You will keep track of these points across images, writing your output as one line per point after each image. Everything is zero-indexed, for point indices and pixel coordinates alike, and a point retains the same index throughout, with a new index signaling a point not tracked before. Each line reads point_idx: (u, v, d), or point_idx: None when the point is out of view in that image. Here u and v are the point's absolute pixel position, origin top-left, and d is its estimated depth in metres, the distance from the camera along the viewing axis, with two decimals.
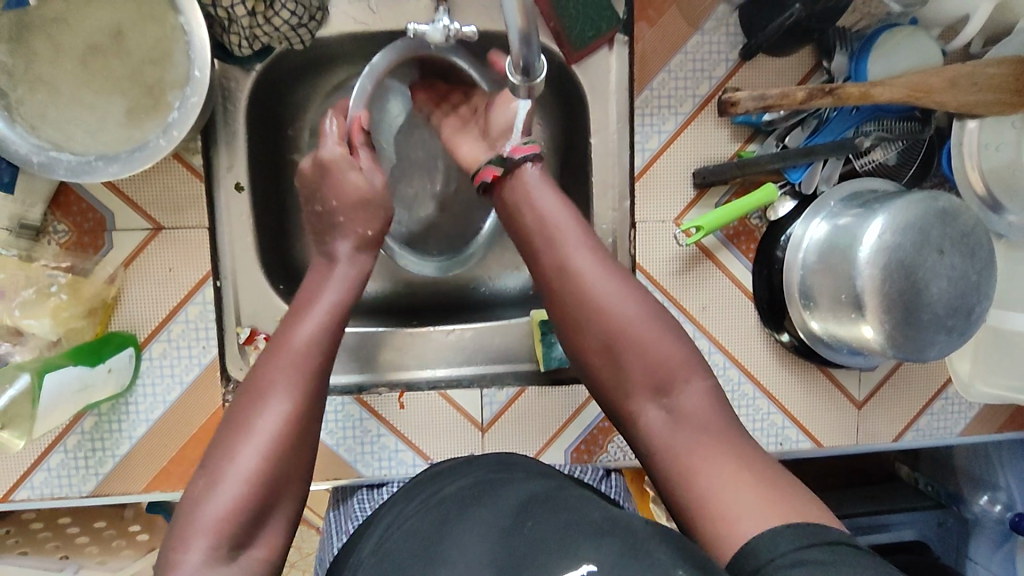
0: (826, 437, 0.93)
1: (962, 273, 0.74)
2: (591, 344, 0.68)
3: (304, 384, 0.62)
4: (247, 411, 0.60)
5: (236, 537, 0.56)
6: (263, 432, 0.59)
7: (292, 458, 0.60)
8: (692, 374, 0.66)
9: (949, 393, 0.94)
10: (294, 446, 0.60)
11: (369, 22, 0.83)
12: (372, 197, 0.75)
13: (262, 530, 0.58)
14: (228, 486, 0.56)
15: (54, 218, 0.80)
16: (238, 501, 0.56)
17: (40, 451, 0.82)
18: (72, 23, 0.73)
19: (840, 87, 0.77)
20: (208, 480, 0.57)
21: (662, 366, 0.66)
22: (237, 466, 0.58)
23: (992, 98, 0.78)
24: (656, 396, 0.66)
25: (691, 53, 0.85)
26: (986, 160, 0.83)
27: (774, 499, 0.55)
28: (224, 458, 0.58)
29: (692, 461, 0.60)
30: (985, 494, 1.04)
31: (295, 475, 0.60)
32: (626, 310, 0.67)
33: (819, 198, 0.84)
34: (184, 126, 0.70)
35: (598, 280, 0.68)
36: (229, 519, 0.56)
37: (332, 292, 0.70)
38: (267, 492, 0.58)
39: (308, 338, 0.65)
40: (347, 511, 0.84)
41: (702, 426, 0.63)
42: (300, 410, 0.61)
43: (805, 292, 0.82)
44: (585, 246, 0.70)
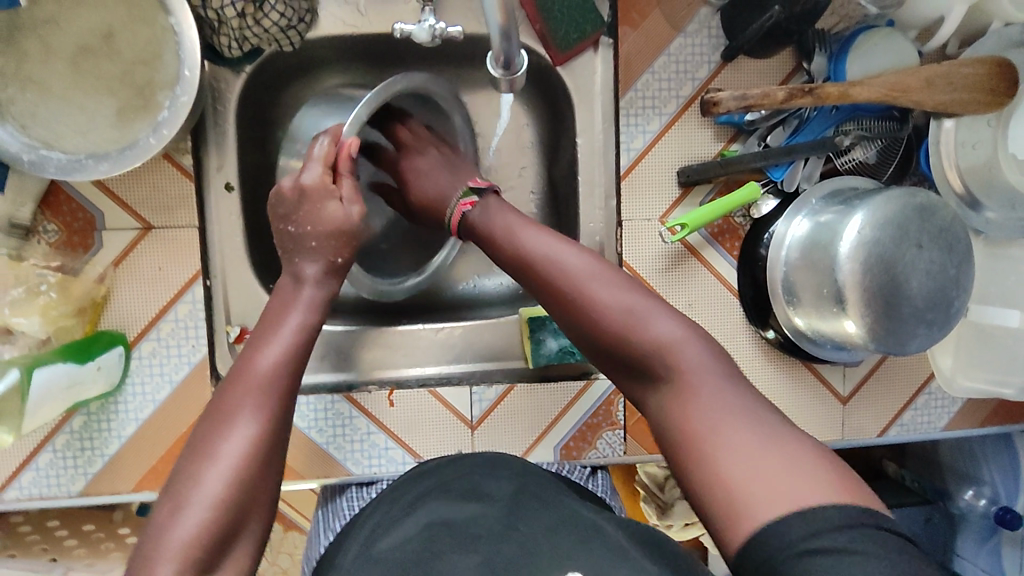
0: (812, 432, 0.94)
1: (942, 266, 0.75)
2: (584, 344, 0.65)
3: (274, 405, 0.61)
4: (215, 431, 0.58)
5: (201, 562, 0.53)
6: (231, 455, 0.57)
7: (259, 479, 0.58)
8: (694, 346, 0.59)
9: (932, 389, 0.95)
10: (262, 467, 0.58)
11: (358, 24, 0.84)
12: (349, 230, 0.74)
13: (227, 554, 0.55)
14: (195, 510, 0.54)
15: (43, 217, 0.80)
16: (207, 525, 0.54)
17: (29, 450, 0.83)
18: (62, 24, 0.73)
19: (820, 86, 0.79)
20: (174, 503, 0.55)
21: (655, 343, 0.59)
22: (204, 489, 0.55)
23: (969, 97, 0.80)
24: (656, 384, 0.59)
25: (675, 55, 0.86)
26: (963, 158, 0.85)
27: (802, 480, 0.48)
28: (190, 480, 0.56)
29: (697, 436, 0.54)
30: (970, 488, 1.06)
31: (264, 493, 0.59)
32: (605, 297, 0.63)
33: (801, 195, 0.86)
34: (173, 125, 0.71)
35: (578, 266, 0.65)
36: (193, 544, 0.53)
37: (298, 315, 0.68)
38: (233, 518, 0.55)
39: (276, 359, 0.63)
40: (335, 509, 0.84)
41: (711, 402, 0.55)
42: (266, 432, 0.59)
43: (789, 288, 0.84)
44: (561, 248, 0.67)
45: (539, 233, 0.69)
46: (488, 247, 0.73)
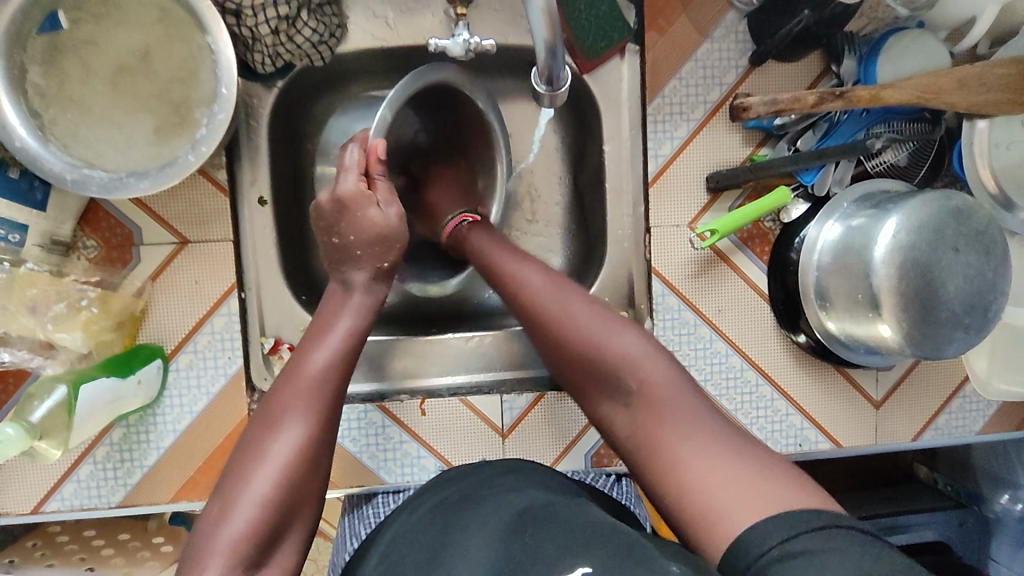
0: (845, 437, 0.93)
1: (978, 271, 0.75)
2: (557, 362, 0.70)
3: (320, 407, 0.63)
4: (266, 434, 0.61)
5: (248, 560, 0.55)
6: (280, 456, 0.60)
7: (308, 479, 0.61)
8: (659, 366, 0.64)
9: (966, 392, 0.94)
10: (308, 468, 0.61)
11: (386, 38, 0.85)
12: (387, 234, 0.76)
13: (275, 554, 0.58)
14: (244, 509, 0.57)
15: (83, 233, 0.82)
16: (255, 522, 0.56)
17: (71, 462, 0.84)
18: (101, 44, 0.75)
19: (850, 90, 0.79)
20: (224, 504, 0.57)
21: (624, 362, 0.64)
22: (253, 488, 0.58)
23: (1001, 98, 0.79)
24: (621, 391, 0.64)
25: (702, 61, 0.86)
26: (997, 158, 0.84)
27: (761, 486, 0.52)
28: (240, 481, 0.59)
29: (660, 452, 0.58)
30: (1005, 492, 1.03)
31: (310, 493, 0.61)
32: (581, 320, 0.68)
33: (833, 199, 0.86)
34: (211, 141, 0.72)
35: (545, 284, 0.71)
36: (240, 542, 0.55)
37: (346, 318, 0.71)
38: (280, 516, 0.58)
39: (325, 360, 0.67)
40: (363, 516, 0.84)
41: (664, 408, 0.61)
42: (314, 435, 0.62)
43: (821, 292, 0.84)
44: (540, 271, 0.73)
45: (517, 257, 0.75)
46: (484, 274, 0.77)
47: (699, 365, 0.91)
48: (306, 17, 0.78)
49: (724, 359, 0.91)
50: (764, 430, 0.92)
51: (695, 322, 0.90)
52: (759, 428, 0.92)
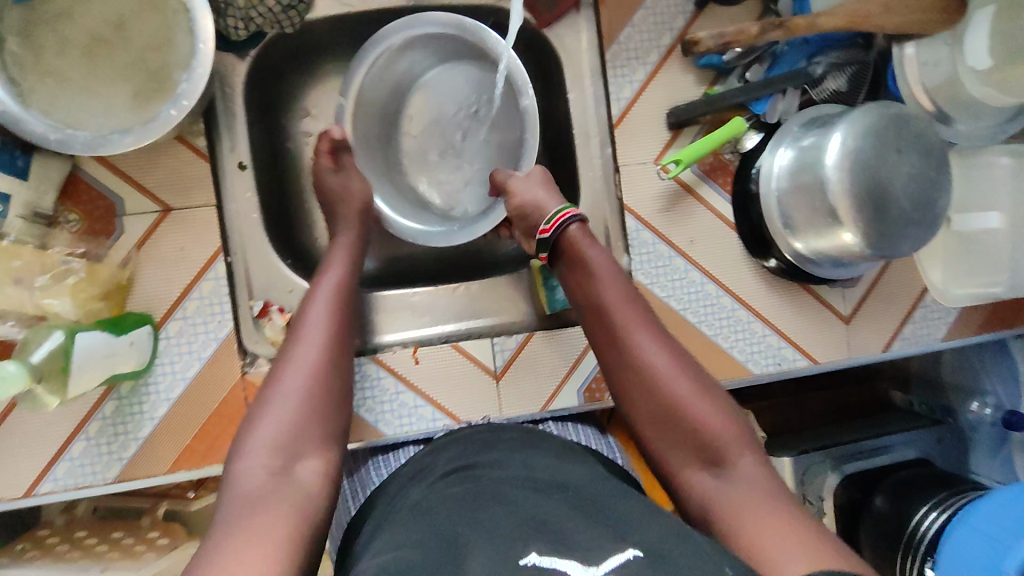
0: (821, 353, 0.98)
1: (922, 169, 0.81)
2: (645, 419, 0.71)
3: (338, 314, 0.73)
4: (295, 334, 0.71)
5: (290, 442, 0.62)
6: (306, 357, 0.68)
7: (332, 374, 0.68)
8: (747, 452, 0.66)
9: (927, 302, 0.99)
10: (334, 367, 0.69)
11: (353, 3, 0.89)
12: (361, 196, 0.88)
13: (312, 444, 0.64)
14: (285, 399, 0.65)
15: (65, 208, 0.83)
16: (295, 410, 0.64)
17: (63, 439, 0.83)
18: (77, 17, 0.77)
19: (789, 20, 0.86)
20: (264, 397, 0.65)
21: (717, 438, 0.66)
22: (289, 385, 0.66)
23: (922, 18, 0.86)
24: (710, 465, 0.66)
25: (651, 8, 0.92)
26: (928, 77, 0.91)
27: (811, 545, 0.54)
28: (276, 379, 0.67)
29: (733, 512, 0.60)
30: (974, 401, 1.12)
31: (345, 388, 0.69)
32: (678, 385, 0.69)
33: (784, 125, 0.92)
34: (193, 95, 0.74)
35: (656, 352, 0.71)
36: (286, 427, 0.63)
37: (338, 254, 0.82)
38: (314, 403, 0.66)
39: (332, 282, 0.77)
40: (362, 481, 0.83)
41: (750, 490, 0.62)
42: (335, 332, 0.72)
43: (785, 215, 0.89)
44: (639, 324, 0.74)
45: (624, 298, 0.76)
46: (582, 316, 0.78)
47: (677, 295, 0.95)
48: None
49: (700, 288, 0.95)
50: (744, 352, 0.96)
51: (670, 254, 0.95)
52: (739, 350, 0.96)
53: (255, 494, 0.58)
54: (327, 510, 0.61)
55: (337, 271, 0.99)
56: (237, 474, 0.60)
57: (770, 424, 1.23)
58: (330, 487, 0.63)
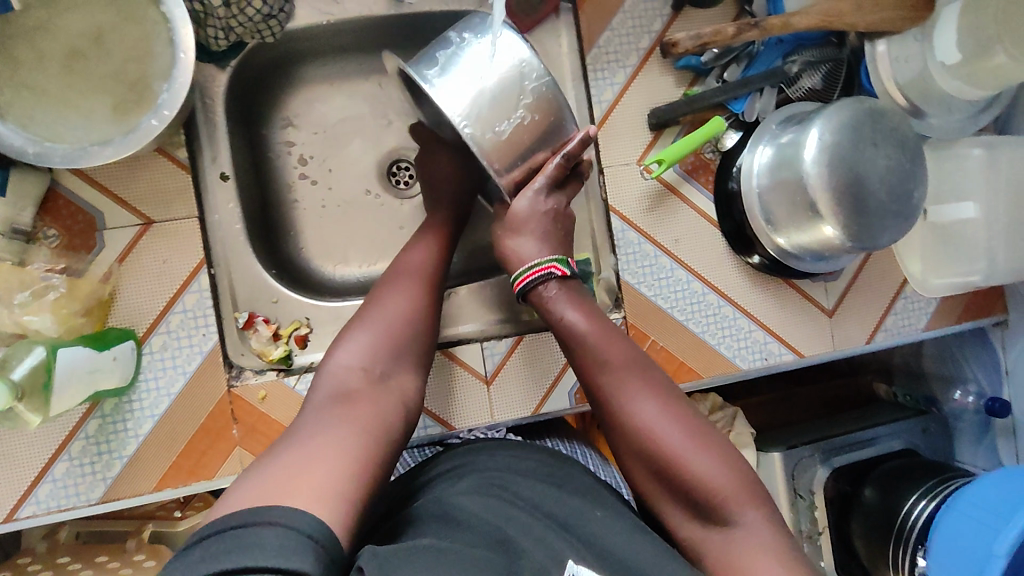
0: (806, 347, 0.99)
1: (898, 162, 0.83)
2: (644, 474, 0.69)
3: (437, 254, 0.83)
4: (400, 264, 0.81)
5: (385, 355, 0.70)
6: (409, 284, 0.78)
7: (429, 304, 0.77)
8: (749, 507, 0.64)
9: (907, 293, 1.01)
10: (429, 301, 0.78)
11: (333, 12, 0.89)
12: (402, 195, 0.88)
13: (400, 365, 0.70)
14: (391, 314, 0.74)
15: (43, 223, 0.81)
16: (394, 325, 0.73)
17: (45, 460, 0.81)
18: (52, 29, 0.76)
19: (764, 20, 0.88)
20: (367, 312, 0.74)
21: (717, 496, 0.64)
22: (392, 304, 0.75)
23: (894, 15, 0.88)
24: (713, 521, 0.64)
25: (629, 12, 0.94)
26: (899, 73, 0.92)
27: None
28: (380, 299, 0.75)
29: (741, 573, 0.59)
30: (957, 390, 1.14)
31: (433, 320, 0.77)
32: (675, 441, 0.67)
33: (762, 123, 0.93)
34: (174, 105, 0.73)
35: (649, 408, 0.69)
36: (384, 338, 0.71)
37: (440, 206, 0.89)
38: (410, 324, 0.74)
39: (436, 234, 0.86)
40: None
41: (757, 547, 0.61)
42: (433, 267, 0.81)
43: (767, 212, 0.90)
44: (631, 378, 0.71)
45: (613, 353, 0.73)
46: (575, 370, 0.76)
47: (664, 294, 0.95)
48: None
49: (685, 286, 0.96)
50: (731, 348, 0.97)
51: (655, 253, 0.95)
52: (726, 346, 0.97)
53: (346, 392, 0.64)
54: (409, 421, 0.67)
55: (318, 279, 0.97)
56: (334, 367, 0.67)
57: (758, 421, 1.24)
58: (416, 402, 0.69)
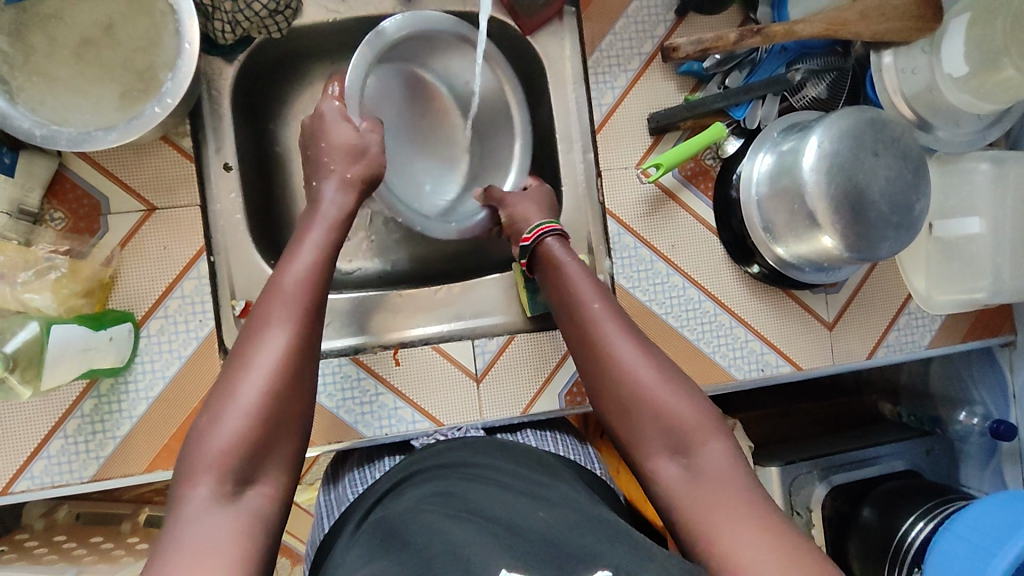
0: (804, 359, 0.98)
1: (899, 172, 0.82)
2: (613, 411, 0.68)
3: (306, 303, 0.67)
4: (252, 334, 0.64)
5: (235, 470, 0.58)
6: (266, 363, 0.62)
7: (295, 384, 0.63)
8: (716, 440, 0.64)
9: (910, 309, 1.00)
10: (292, 378, 0.63)
11: (339, 10, 0.91)
12: (361, 149, 0.80)
13: (264, 467, 0.60)
14: (234, 417, 0.60)
15: (50, 206, 0.84)
16: (244, 428, 0.60)
17: (41, 437, 0.83)
18: (66, 18, 0.79)
19: (766, 27, 0.87)
20: (212, 412, 0.60)
21: (683, 427, 0.64)
22: (240, 397, 0.61)
23: (900, 25, 0.88)
24: (678, 458, 0.64)
25: (633, 17, 0.94)
26: (906, 84, 0.92)
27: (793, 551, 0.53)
28: (227, 390, 0.61)
29: (708, 518, 0.58)
30: (962, 411, 1.10)
31: (298, 396, 0.63)
32: (648, 374, 0.67)
33: (763, 130, 0.92)
34: (177, 93, 0.75)
35: (623, 343, 0.69)
36: (230, 448, 0.59)
37: (321, 229, 0.74)
38: (270, 423, 0.61)
39: (304, 273, 0.69)
40: (339, 496, 0.83)
41: (723, 482, 0.60)
42: (299, 336, 0.65)
43: (766, 220, 0.89)
44: (607, 314, 0.72)
45: (596, 294, 0.74)
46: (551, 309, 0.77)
47: (659, 300, 0.95)
48: None
49: (682, 292, 0.95)
50: (727, 358, 0.96)
51: (651, 258, 0.95)
52: (722, 355, 0.96)
53: (196, 515, 0.55)
54: (276, 535, 0.59)
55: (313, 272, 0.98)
56: (181, 504, 0.56)
57: (757, 436, 1.21)
58: (280, 508, 0.60)
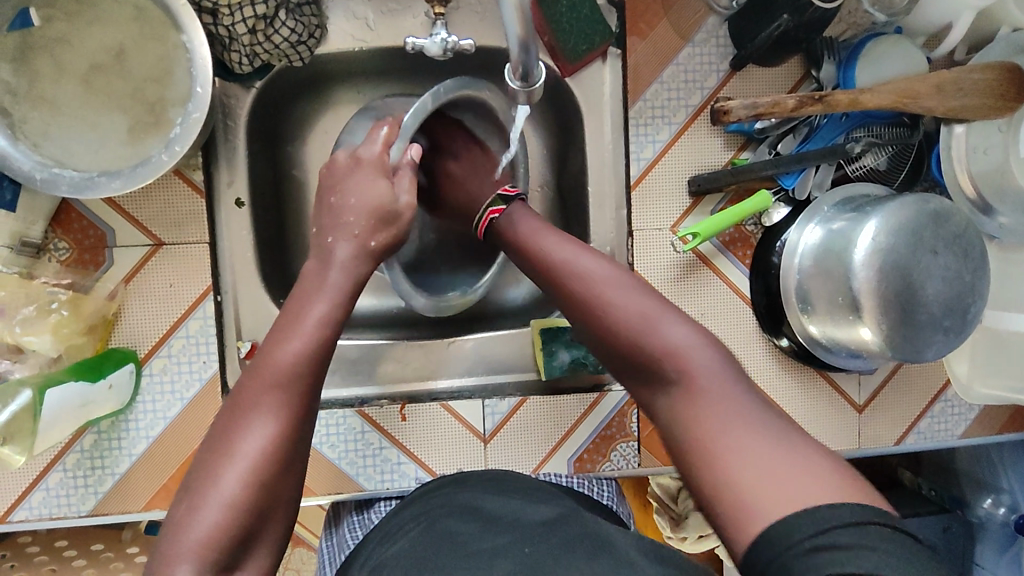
0: (828, 441, 0.94)
1: (958, 273, 0.73)
2: (600, 348, 0.62)
3: (299, 397, 0.58)
4: (234, 427, 0.56)
5: (219, 563, 0.51)
6: (251, 452, 0.54)
7: (281, 478, 0.56)
8: (708, 352, 0.55)
9: (948, 396, 0.95)
10: (280, 468, 0.55)
11: (367, 39, 0.85)
12: (392, 212, 0.71)
13: (246, 557, 0.53)
14: (212, 510, 0.52)
15: (55, 235, 0.80)
16: (224, 523, 0.52)
17: (40, 469, 0.82)
18: (75, 43, 0.73)
19: (830, 94, 0.79)
20: (190, 503, 0.53)
21: (666, 348, 0.56)
22: (222, 489, 0.53)
23: (980, 103, 0.80)
24: (665, 384, 0.55)
25: (683, 64, 0.86)
26: (975, 164, 0.84)
27: (800, 470, 0.46)
28: (209, 477, 0.54)
29: (705, 440, 0.50)
30: (987, 496, 1.05)
31: (281, 498, 0.56)
32: (625, 300, 0.59)
33: (813, 203, 0.85)
34: (186, 142, 0.71)
35: (599, 273, 0.62)
36: (210, 542, 0.51)
37: (324, 300, 0.64)
38: (251, 518, 0.53)
39: (298, 351, 0.60)
40: (340, 540, 0.82)
41: (722, 396, 0.52)
42: (286, 430, 0.56)
43: (803, 296, 0.83)
44: (578, 250, 0.65)
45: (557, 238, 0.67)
46: (517, 256, 0.70)
47: None
48: (284, 18, 0.76)
49: None
50: None
51: None
52: None
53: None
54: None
55: None
56: None
57: None
58: None
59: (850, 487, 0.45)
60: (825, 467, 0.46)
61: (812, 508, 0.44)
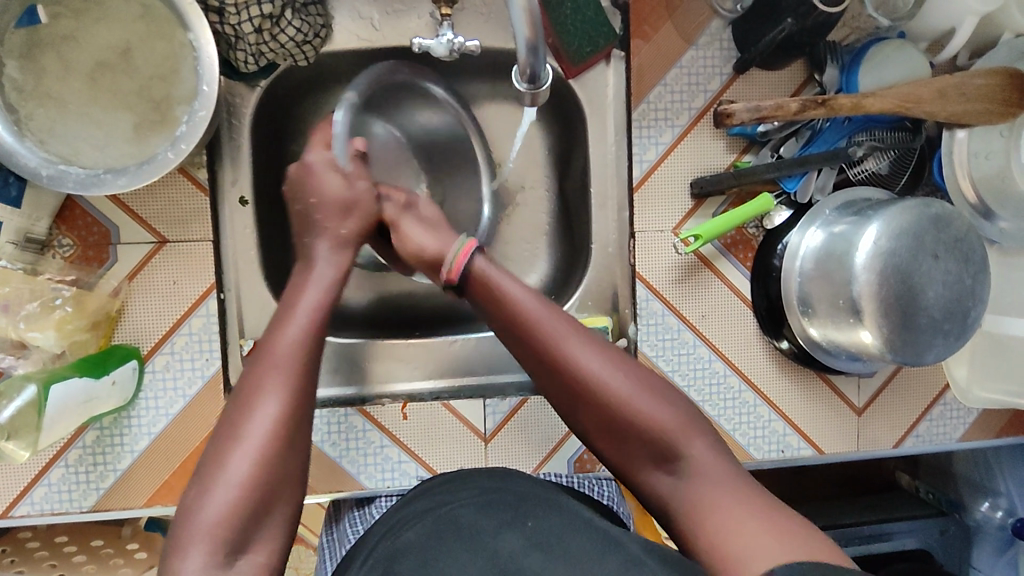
0: (827, 444, 0.94)
1: (958, 277, 0.74)
2: (589, 423, 0.67)
3: (299, 379, 0.61)
4: (238, 412, 0.58)
5: (231, 541, 0.53)
6: (257, 434, 0.57)
7: (288, 458, 0.58)
8: (696, 437, 0.65)
9: (947, 399, 0.95)
10: (286, 447, 0.57)
11: (372, 38, 0.85)
12: (352, 200, 0.76)
13: (258, 534, 0.55)
14: (223, 490, 0.54)
15: (59, 232, 0.80)
16: (235, 503, 0.54)
17: (43, 464, 0.82)
18: (81, 40, 0.74)
19: (833, 98, 0.79)
20: (200, 486, 0.55)
21: (661, 431, 0.64)
22: (230, 471, 0.55)
23: (982, 108, 0.81)
24: (664, 462, 0.64)
25: (687, 67, 0.87)
26: (976, 168, 0.84)
27: (785, 532, 0.56)
28: (216, 460, 0.56)
29: (703, 512, 0.60)
30: (985, 500, 1.06)
31: (292, 477, 0.58)
32: (621, 386, 0.65)
33: (816, 206, 0.86)
34: (192, 139, 0.71)
35: (584, 351, 0.66)
36: (223, 522, 0.53)
37: (316, 290, 0.69)
38: (262, 496, 0.55)
39: (295, 337, 0.63)
40: (340, 536, 0.85)
41: (710, 475, 0.63)
42: (290, 410, 0.59)
43: (804, 299, 0.83)
44: (556, 317, 0.68)
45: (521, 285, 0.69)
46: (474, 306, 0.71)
47: (682, 371, 0.91)
48: (290, 17, 0.77)
49: (707, 365, 0.91)
50: (747, 436, 0.93)
51: (679, 327, 0.91)
52: (742, 433, 0.92)
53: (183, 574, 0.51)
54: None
55: None
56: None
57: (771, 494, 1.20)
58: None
59: (825, 549, 0.55)
60: (801, 526, 0.57)
61: (789, 564, 0.52)
